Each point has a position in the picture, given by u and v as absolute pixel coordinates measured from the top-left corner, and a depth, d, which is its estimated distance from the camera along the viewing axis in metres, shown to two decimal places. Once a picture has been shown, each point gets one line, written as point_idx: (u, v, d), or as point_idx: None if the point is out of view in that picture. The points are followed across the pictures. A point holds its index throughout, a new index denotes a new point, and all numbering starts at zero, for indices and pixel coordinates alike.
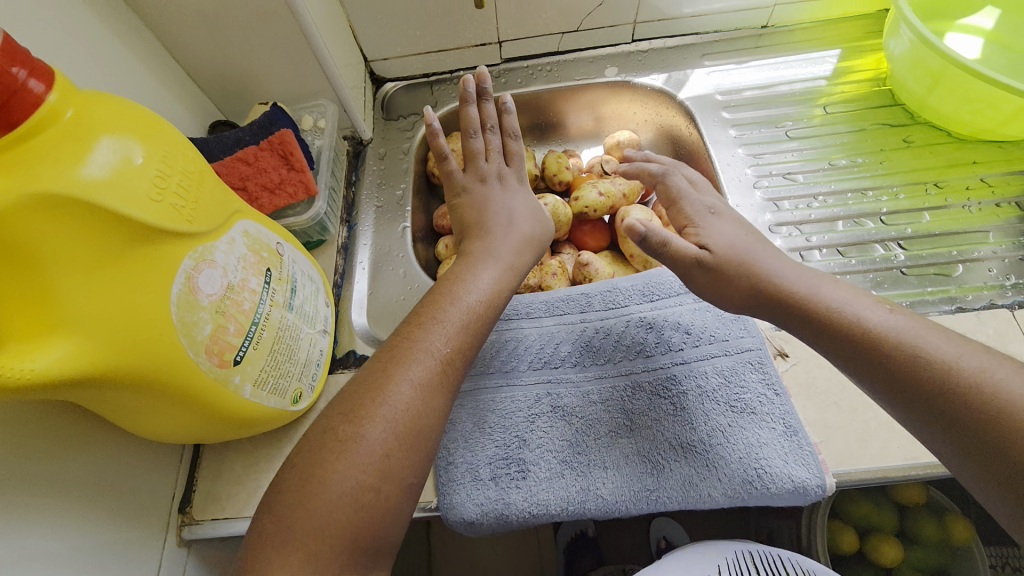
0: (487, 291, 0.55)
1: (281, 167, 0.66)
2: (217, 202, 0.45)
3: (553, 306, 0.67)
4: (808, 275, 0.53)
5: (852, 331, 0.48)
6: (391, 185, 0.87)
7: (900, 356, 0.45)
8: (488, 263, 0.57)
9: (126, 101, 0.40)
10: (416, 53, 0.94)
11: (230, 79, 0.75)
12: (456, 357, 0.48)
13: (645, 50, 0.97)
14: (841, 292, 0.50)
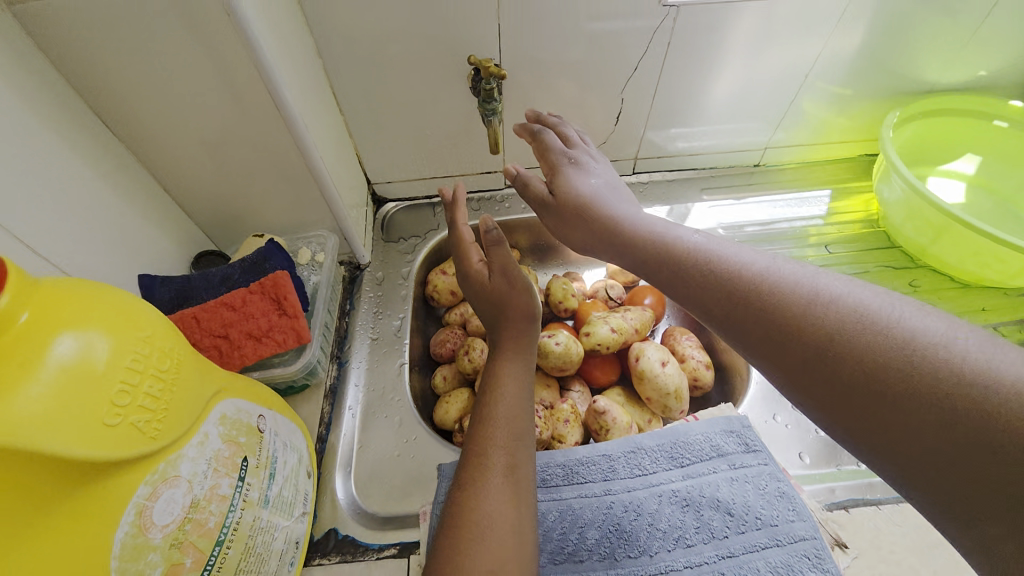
0: (517, 404, 0.59)
1: (271, 312, 0.59)
2: (190, 394, 0.39)
3: (572, 473, 0.60)
4: (701, 240, 0.47)
5: (752, 296, 0.40)
6: (389, 314, 0.81)
7: (803, 318, 0.36)
8: (513, 376, 0.61)
9: (98, 290, 0.35)
10: (420, 178, 0.94)
11: (223, 209, 0.71)
12: (517, 471, 0.54)
13: (645, 182, 0.99)
14: (740, 255, 0.44)
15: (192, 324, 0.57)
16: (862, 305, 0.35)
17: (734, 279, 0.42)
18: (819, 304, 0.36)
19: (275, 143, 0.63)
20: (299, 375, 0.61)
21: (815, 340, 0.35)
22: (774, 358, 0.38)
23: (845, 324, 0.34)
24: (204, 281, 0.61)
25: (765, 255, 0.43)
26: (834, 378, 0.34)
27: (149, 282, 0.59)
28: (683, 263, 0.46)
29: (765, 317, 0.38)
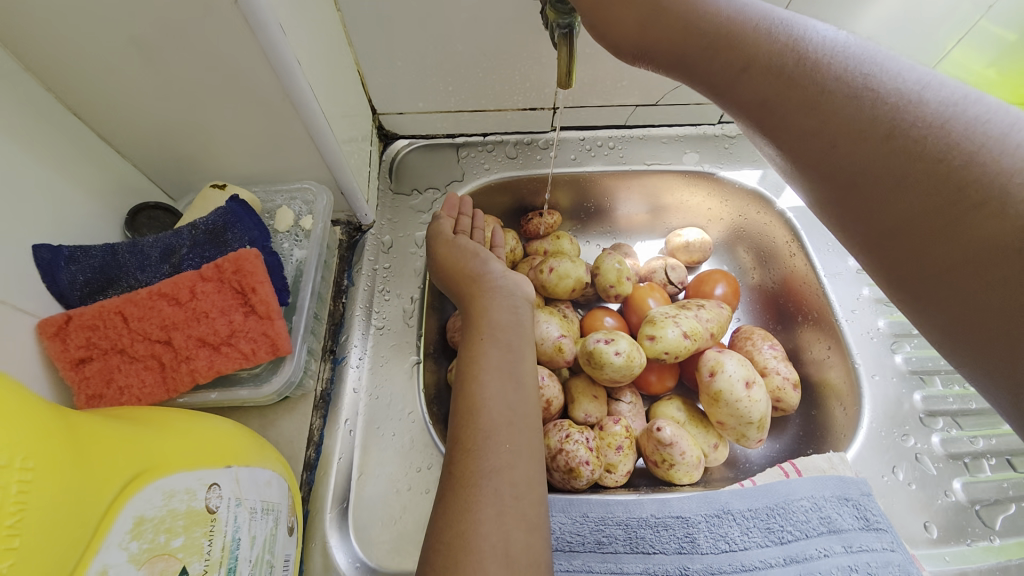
0: (503, 381, 0.46)
1: (233, 310, 0.42)
2: (68, 521, 0.23)
3: (637, 539, 0.48)
4: (819, 34, 0.33)
5: (872, 123, 0.29)
6: (399, 295, 0.63)
7: (925, 144, 0.27)
8: (490, 348, 0.48)
9: None
10: (443, 110, 0.71)
11: (168, 142, 0.49)
12: (524, 478, 0.42)
13: (732, 136, 0.77)
14: (868, 60, 0.31)
15: (115, 323, 0.39)
16: (1011, 135, 0.26)
17: (843, 84, 0.30)
18: (958, 129, 0.27)
19: (235, 52, 0.41)
20: (278, 394, 0.45)
21: (936, 175, 0.27)
22: (847, 195, 0.31)
23: (973, 164, 0.26)
24: (137, 257, 0.43)
25: (898, 59, 0.31)
26: (914, 228, 0.28)
27: (49, 257, 0.40)
28: (781, 64, 0.33)
29: (870, 139, 0.29)
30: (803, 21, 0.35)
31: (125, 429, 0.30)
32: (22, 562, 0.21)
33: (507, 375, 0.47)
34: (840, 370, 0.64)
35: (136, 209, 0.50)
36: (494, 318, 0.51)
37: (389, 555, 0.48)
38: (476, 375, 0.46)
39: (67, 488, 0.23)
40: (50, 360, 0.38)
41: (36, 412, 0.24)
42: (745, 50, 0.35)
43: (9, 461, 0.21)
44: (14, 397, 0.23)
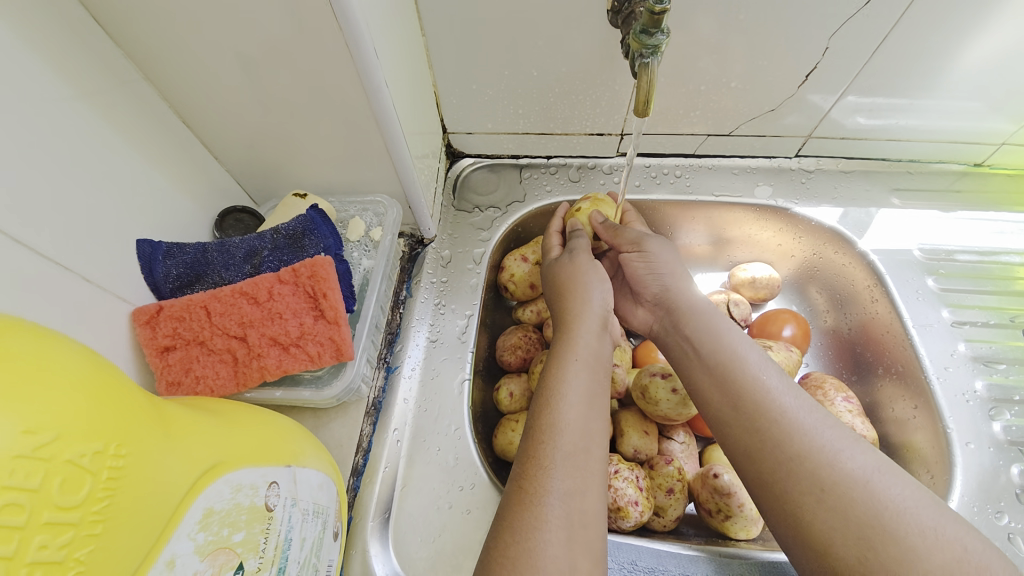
0: (588, 406, 0.45)
1: (304, 314, 0.43)
2: (149, 506, 0.24)
3: None
4: (797, 408, 0.41)
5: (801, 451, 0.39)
6: (454, 311, 0.63)
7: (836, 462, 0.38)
8: (578, 374, 0.47)
9: (77, 346, 0.24)
10: (511, 132, 0.72)
11: (259, 153, 0.53)
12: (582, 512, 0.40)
13: (809, 170, 0.74)
14: (833, 430, 0.40)
15: (199, 317, 0.42)
16: (893, 495, 0.36)
17: (808, 445, 0.39)
18: (862, 483, 0.37)
19: (331, 72, 0.44)
20: (337, 399, 0.46)
21: (837, 510, 0.36)
22: (784, 461, 0.39)
23: (860, 486, 0.37)
24: (224, 256, 0.46)
25: (848, 437, 0.40)
26: (817, 497, 0.37)
27: (149, 251, 0.44)
28: (768, 418, 0.41)
29: (799, 457, 0.39)
30: (793, 391, 0.43)
31: (205, 420, 0.31)
32: (101, 548, 0.21)
33: (591, 402, 0.45)
34: (928, 434, 0.58)
35: (225, 212, 0.54)
36: (586, 343, 0.49)
37: (426, 572, 0.47)
38: (560, 393, 0.45)
39: (150, 477, 0.24)
40: (139, 344, 0.42)
41: (131, 397, 0.25)
42: (754, 405, 0.42)
43: (104, 448, 0.22)
44: (115, 382, 0.24)
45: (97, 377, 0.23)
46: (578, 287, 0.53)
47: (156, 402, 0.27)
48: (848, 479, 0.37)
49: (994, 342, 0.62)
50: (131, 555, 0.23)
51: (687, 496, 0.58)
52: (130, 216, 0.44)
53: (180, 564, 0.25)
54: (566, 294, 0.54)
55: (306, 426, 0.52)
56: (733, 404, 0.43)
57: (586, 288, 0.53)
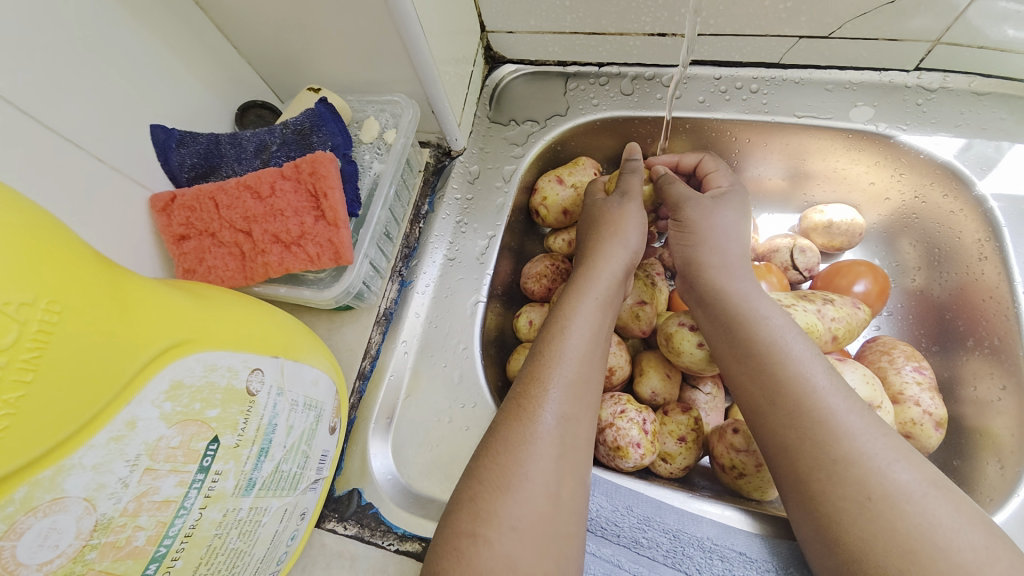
0: (595, 339, 0.43)
1: (305, 212, 0.43)
2: (98, 369, 0.25)
3: (680, 551, 0.42)
4: (844, 409, 0.38)
5: (837, 454, 0.36)
6: (475, 230, 0.60)
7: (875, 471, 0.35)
8: (587, 306, 0.45)
9: (30, 206, 0.24)
10: (556, 31, 0.63)
11: (275, 42, 0.50)
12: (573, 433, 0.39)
13: (932, 89, 0.58)
14: (877, 439, 0.36)
15: (208, 208, 0.42)
16: (935, 517, 0.33)
17: (847, 448, 0.36)
18: (902, 500, 0.34)
19: None
20: (336, 301, 0.46)
21: (868, 519, 0.34)
22: (816, 460, 0.37)
23: (896, 500, 0.34)
24: (235, 149, 0.46)
25: (889, 443, 0.36)
26: (846, 503, 0.35)
27: (163, 138, 0.44)
28: (809, 415, 0.38)
29: (833, 459, 0.36)
30: (840, 391, 0.39)
31: (175, 296, 0.31)
32: (39, 397, 0.23)
33: (595, 334, 0.44)
34: (1012, 420, 0.49)
35: (245, 106, 0.53)
36: (608, 284, 0.47)
37: (420, 477, 0.49)
38: (570, 321, 0.44)
39: (97, 340, 0.25)
40: (157, 230, 0.43)
41: (76, 259, 0.25)
42: (793, 399, 0.39)
43: (36, 301, 0.23)
44: (53, 239, 0.24)
45: (37, 237, 0.23)
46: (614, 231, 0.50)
47: (113, 270, 0.28)
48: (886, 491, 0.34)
49: None
50: (80, 406, 0.24)
51: (703, 448, 0.54)
52: (145, 101, 0.43)
53: (139, 426, 0.26)
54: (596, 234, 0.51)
55: (319, 328, 0.54)
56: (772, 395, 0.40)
57: (622, 234, 0.50)
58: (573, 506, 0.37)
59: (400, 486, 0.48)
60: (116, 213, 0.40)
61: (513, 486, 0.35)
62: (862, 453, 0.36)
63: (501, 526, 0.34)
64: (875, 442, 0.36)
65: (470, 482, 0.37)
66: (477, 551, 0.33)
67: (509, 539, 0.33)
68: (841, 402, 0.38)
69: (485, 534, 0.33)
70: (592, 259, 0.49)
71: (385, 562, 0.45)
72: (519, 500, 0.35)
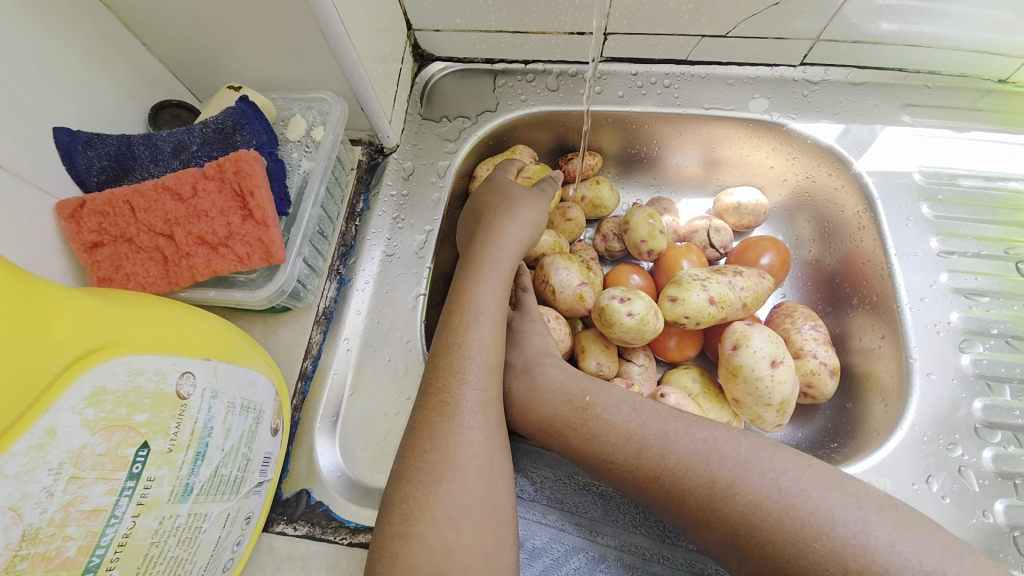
0: (498, 316, 0.47)
1: (232, 212, 0.42)
2: (11, 375, 0.24)
3: (619, 509, 0.46)
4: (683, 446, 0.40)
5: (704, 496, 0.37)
6: (413, 225, 0.61)
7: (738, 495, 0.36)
8: (482, 285, 0.48)
9: None
10: (482, 30, 0.65)
11: (187, 39, 0.48)
12: (492, 418, 0.41)
13: (815, 81, 0.66)
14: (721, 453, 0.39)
15: (123, 212, 0.41)
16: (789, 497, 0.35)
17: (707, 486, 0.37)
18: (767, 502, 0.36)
19: None
20: (271, 301, 0.46)
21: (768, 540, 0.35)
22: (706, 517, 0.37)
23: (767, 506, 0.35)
24: (151, 150, 0.44)
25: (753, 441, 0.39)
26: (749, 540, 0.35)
27: (67, 140, 0.41)
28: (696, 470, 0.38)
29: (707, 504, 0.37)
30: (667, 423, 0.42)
31: (94, 301, 0.30)
32: None
33: (498, 316, 0.46)
34: (890, 362, 0.56)
35: (160, 106, 0.51)
36: (502, 259, 0.50)
37: (370, 471, 0.49)
38: (478, 310, 0.46)
39: (10, 346, 0.24)
40: (65, 239, 0.41)
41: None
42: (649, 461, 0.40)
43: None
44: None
45: None
46: (504, 207, 0.53)
47: (23, 276, 0.27)
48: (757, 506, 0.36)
49: (982, 274, 0.58)
50: None
51: None
52: (45, 101, 0.41)
53: (63, 433, 0.26)
54: (483, 223, 0.53)
55: (256, 331, 0.52)
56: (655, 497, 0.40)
57: (510, 218, 0.52)
58: (507, 482, 0.40)
59: (349, 481, 0.48)
60: (19, 224, 0.38)
61: None
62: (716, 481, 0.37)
63: (435, 519, 0.36)
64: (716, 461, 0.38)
65: (416, 465, 0.38)
66: (411, 549, 0.35)
67: (446, 529, 0.36)
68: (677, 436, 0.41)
69: (418, 530, 0.35)
70: (485, 249, 0.51)
71: (338, 556, 0.45)
72: (452, 493, 0.37)
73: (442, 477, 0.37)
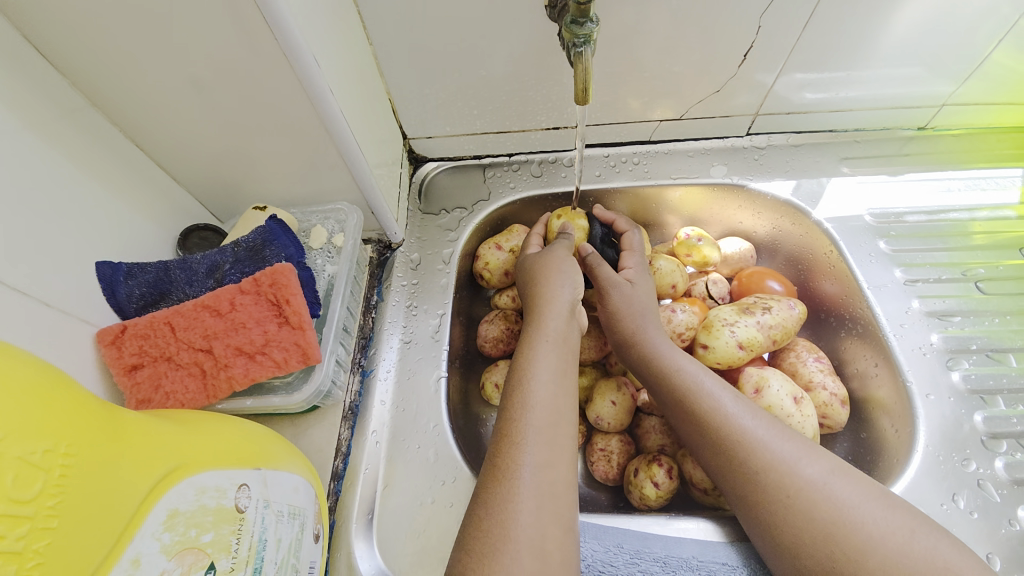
0: (559, 380, 0.46)
1: (268, 321, 0.44)
2: (102, 507, 0.25)
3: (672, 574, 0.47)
4: (744, 419, 0.49)
5: (758, 459, 0.47)
6: (426, 311, 0.64)
7: (783, 470, 0.45)
8: (540, 354, 0.48)
9: (34, 353, 0.26)
10: (470, 133, 0.74)
11: (215, 171, 0.53)
12: (554, 480, 0.41)
13: (762, 147, 0.76)
14: (783, 445, 0.47)
15: (164, 332, 0.43)
16: (829, 486, 0.44)
17: (759, 461, 0.46)
18: (810, 481, 0.44)
19: (275, 86, 0.44)
20: (307, 403, 0.47)
21: (807, 511, 0.43)
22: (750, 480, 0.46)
23: (796, 481, 0.44)
24: (186, 273, 0.47)
25: (826, 463, 0.46)
26: (783, 508, 0.44)
27: (110, 273, 0.44)
28: (766, 489, 0.45)
29: (756, 467, 0.46)
30: (732, 397, 0.52)
31: (160, 424, 0.32)
32: (57, 541, 0.23)
33: (558, 379, 0.46)
34: (888, 385, 0.60)
35: (187, 231, 0.55)
36: (556, 325, 0.51)
37: (414, 568, 0.48)
38: (532, 372, 0.46)
39: (106, 478, 0.26)
40: (105, 366, 0.42)
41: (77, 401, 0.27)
42: (716, 428, 0.50)
43: (54, 448, 0.24)
44: (66, 388, 0.26)
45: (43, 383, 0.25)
46: (551, 273, 0.55)
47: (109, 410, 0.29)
48: (796, 479, 0.45)
49: (948, 296, 0.64)
50: (92, 548, 0.24)
51: (681, 475, 0.59)
52: (88, 240, 0.44)
53: (145, 562, 0.26)
54: (537, 284, 0.55)
55: (285, 436, 0.52)
56: (741, 461, 0.47)
57: (559, 275, 0.54)
58: (564, 555, 0.39)
59: None
60: (65, 356, 0.39)
61: (506, 539, 0.37)
62: (766, 446, 0.47)
63: None
64: (763, 437, 0.48)
65: (473, 542, 0.38)
66: None
67: None
68: (727, 409, 0.50)
69: None
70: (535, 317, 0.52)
71: None
72: (509, 566, 0.36)
73: (501, 548, 0.37)
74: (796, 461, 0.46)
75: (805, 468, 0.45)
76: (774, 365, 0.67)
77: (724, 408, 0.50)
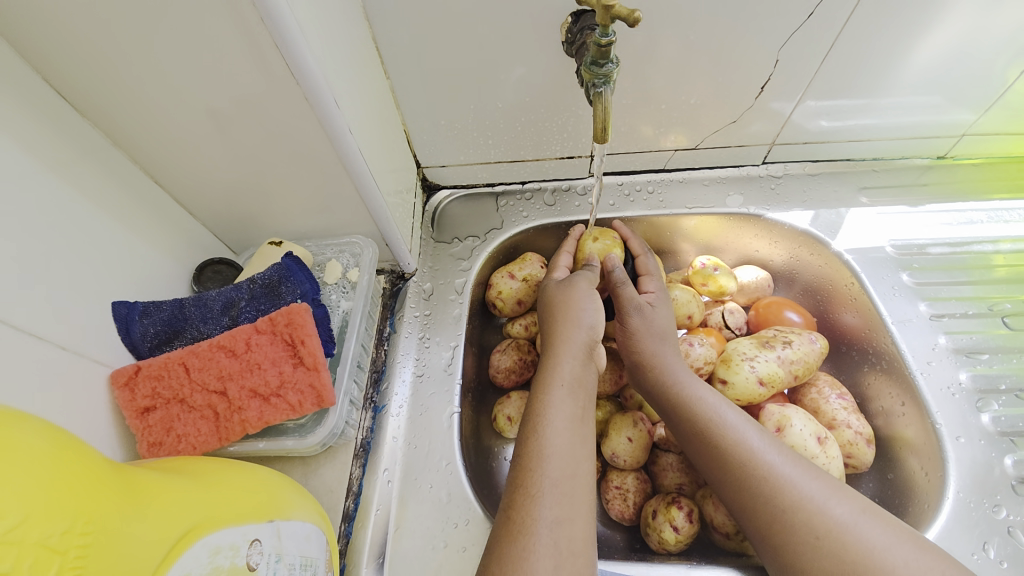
0: (574, 427, 0.45)
1: (283, 362, 0.44)
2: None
3: None
4: (768, 455, 0.47)
5: (786, 498, 0.44)
6: (439, 343, 0.63)
7: (813, 511, 0.43)
8: (556, 398, 0.46)
9: (54, 425, 0.26)
10: (484, 162, 0.74)
11: (232, 205, 0.53)
12: (572, 536, 0.40)
13: (778, 176, 0.75)
14: (809, 484, 0.45)
15: (178, 373, 0.42)
16: (861, 528, 0.42)
17: (786, 500, 0.44)
18: (841, 523, 0.42)
19: (295, 125, 0.45)
20: (321, 445, 0.46)
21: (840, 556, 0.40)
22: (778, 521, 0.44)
23: (827, 522, 0.42)
24: (201, 310, 0.47)
25: (854, 503, 0.44)
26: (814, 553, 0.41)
27: (125, 312, 0.44)
28: (791, 530, 0.43)
29: (783, 508, 0.44)
30: (754, 431, 0.49)
31: (176, 485, 0.32)
32: None
33: (574, 425, 0.45)
34: (915, 424, 0.58)
35: (202, 265, 0.55)
36: (570, 366, 0.49)
37: None
38: (547, 419, 0.45)
39: (125, 553, 0.25)
40: (118, 408, 0.41)
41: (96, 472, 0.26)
42: (740, 464, 0.47)
43: (72, 526, 0.24)
44: (79, 460, 0.26)
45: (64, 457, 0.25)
46: (569, 308, 0.53)
47: (126, 476, 0.29)
48: (827, 521, 0.42)
49: (974, 332, 0.62)
50: None
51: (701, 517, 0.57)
52: (105, 278, 0.44)
53: None
54: (554, 320, 0.54)
55: (296, 475, 0.51)
56: (767, 501, 0.45)
57: (573, 312, 0.53)
58: None
59: None
60: (76, 398, 0.39)
61: None
62: (794, 485, 0.45)
63: None
64: (790, 475, 0.45)
65: None
66: None
67: None
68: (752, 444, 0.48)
69: None
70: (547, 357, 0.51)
71: None
72: None
73: None
74: (826, 502, 0.43)
75: (835, 509, 0.43)
76: (794, 400, 0.65)
77: (748, 444, 0.48)
